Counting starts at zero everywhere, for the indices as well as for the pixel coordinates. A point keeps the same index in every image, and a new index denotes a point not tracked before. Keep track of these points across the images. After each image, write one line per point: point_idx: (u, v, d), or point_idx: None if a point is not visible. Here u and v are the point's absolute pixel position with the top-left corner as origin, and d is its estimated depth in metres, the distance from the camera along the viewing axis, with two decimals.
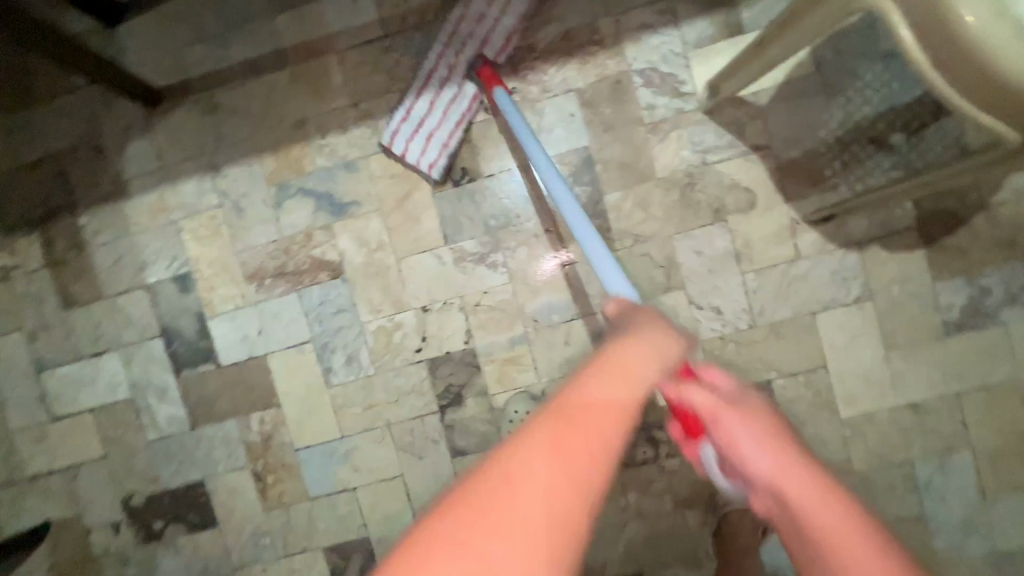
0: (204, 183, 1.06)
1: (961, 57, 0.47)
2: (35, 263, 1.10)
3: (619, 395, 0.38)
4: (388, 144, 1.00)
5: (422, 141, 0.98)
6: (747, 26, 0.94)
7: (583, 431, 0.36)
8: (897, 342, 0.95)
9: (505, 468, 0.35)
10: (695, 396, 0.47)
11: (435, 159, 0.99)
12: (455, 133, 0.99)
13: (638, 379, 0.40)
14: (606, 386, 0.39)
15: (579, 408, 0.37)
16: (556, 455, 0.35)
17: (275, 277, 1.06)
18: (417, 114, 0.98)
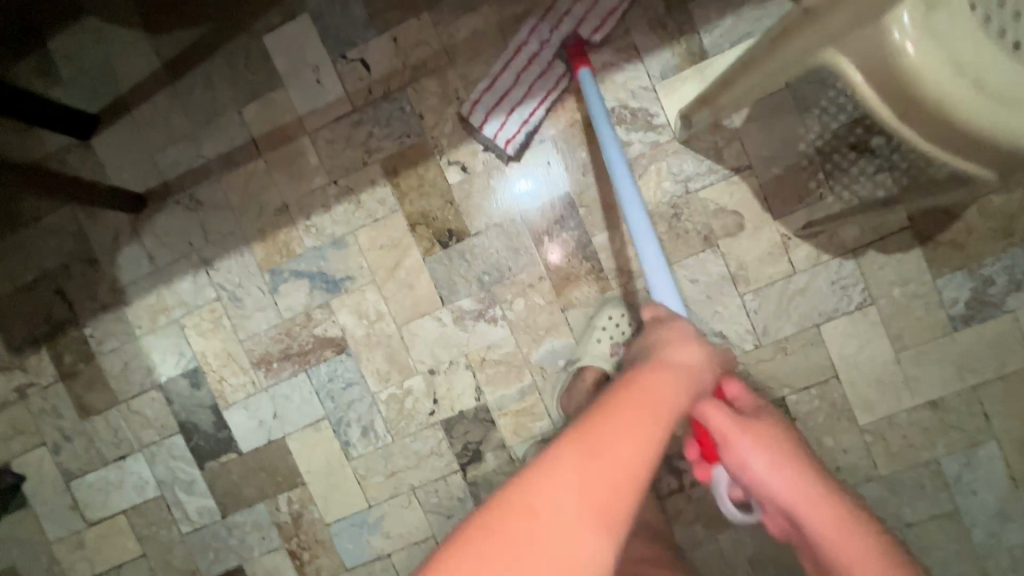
0: (199, 278, 1.08)
1: (928, 111, 0.46)
2: (49, 378, 1.13)
3: (663, 402, 0.48)
4: (467, 113, 0.97)
5: (506, 113, 0.96)
6: (710, 51, 0.93)
7: (633, 430, 0.44)
8: (906, 343, 0.94)
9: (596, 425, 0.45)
10: (720, 416, 0.56)
11: (513, 131, 0.96)
12: (538, 111, 0.96)
13: (678, 393, 0.49)
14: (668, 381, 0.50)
15: (647, 388, 0.48)
16: (614, 453, 0.43)
17: (281, 360, 1.07)
18: (501, 86, 0.95)
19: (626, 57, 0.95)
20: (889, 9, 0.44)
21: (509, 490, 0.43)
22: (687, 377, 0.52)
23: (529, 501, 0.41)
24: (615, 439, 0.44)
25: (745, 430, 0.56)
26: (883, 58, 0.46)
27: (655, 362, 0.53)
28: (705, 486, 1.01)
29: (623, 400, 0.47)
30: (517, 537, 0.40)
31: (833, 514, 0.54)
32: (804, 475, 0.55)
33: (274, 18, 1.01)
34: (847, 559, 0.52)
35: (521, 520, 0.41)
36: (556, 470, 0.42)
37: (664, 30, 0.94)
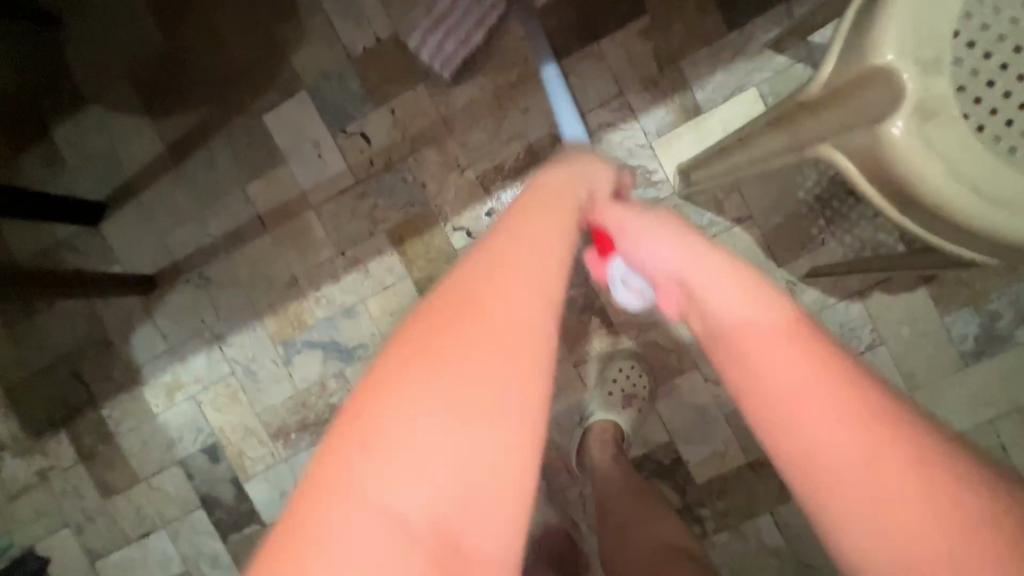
0: (212, 354, 1.09)
1: (923, 212, 0.47)
2: (68, 461, 1.14)
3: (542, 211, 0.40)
4: (405, 38, 0.98)
5: (444, 36, 0.96)
6: (704, 106, 0.95)
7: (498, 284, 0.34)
8: (918, 381, 0.95)
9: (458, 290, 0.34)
10: (608, 216, 0.49)
11: (450, 54, 0.96)
12: (474, 35, 0.96)
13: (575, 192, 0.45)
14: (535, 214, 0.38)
15: (511, 222, 0.38)
16: (525, 235, 0.36)
17: (299, 430, 1.08)
18: (439, 12, 0.96)
19: (623, 116, 0.97)
20: (885, 120, 0.45)
21: (420, 312, 0.34)
22: (571, 177, 0.46)
23: (447, 309, 0.33)
24: (516, 235, 0.36)
25: (641, 219, 0.46)
26: (873, 162, 0.48)
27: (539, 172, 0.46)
28: (728, 532, 1.02)
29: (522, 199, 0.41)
30: (432, 343, 0.32)
31: (729, 273, 0.39)
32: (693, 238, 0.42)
33: (272, 96, 1.02)
34: (735, 306, 0.38)
35: (439, 328, 0.32)
36: (468, 278, 0.34)
37: (657, 89, 0.96)
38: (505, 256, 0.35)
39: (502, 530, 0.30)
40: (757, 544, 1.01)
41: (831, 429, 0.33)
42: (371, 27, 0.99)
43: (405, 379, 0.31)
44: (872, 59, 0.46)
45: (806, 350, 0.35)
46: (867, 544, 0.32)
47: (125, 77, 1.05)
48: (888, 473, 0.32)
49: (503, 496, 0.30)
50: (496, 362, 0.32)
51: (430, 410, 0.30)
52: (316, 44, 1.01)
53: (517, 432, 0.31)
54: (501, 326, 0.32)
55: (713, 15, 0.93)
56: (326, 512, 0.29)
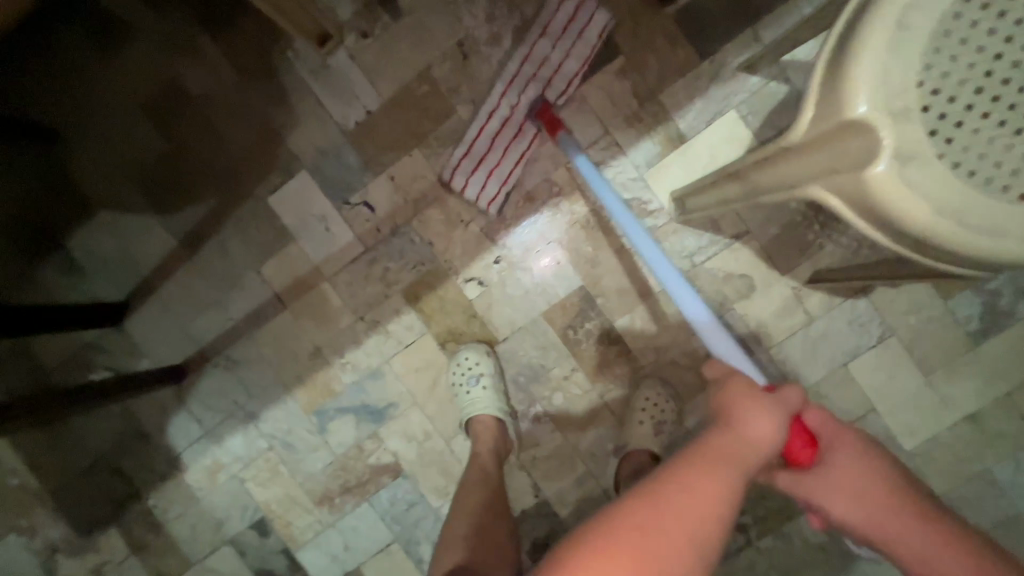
0: (249, 432, 1.12)
1: (916, 241, 0.51)
2: (121, 554, 1.16)
3: (721, 466, 0.57)
4: (447, 180, 1.02)
5: (485, 175, 1.00)
6: (687, 134, 0.99)
7: (686, 524, 0.53)
8: (932, 365, 0.98)
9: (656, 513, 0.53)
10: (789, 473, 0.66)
11: (493, 193, 1.01)
12: (514, 170, 1.01)
13: (764, 439, 0.60)
14: (720, 473, 0.56)
15: (700, 474, 0.56)
16: (700, 490, 0.55)
17: (342, 494, 1.11)
18: (476, 150, 1.00)
19: (613, 153, 1.01)
20: (866, 168, 0.49)
21: (629, 514, 0.54)
22: (779, 427, 0.60)
23: (634, 526, 0.52)
24: (700, 491, 0.55)
25: (838, 479, 0.65)
26: (860, 202, 0.52)
27: (741, 417, 0.61)
28: (772, 536, 1.04)
29: (703, 450, 0.59)
30: (633, 543, 0.51)
31: (908, 523, 0.63)
32: (883, 494, 0.64)
33: (275, 179, 1.07)
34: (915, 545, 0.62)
35: (631, 542, 0.51)
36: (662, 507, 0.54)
37: (641, 123, 1.00)
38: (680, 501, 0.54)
39: None
40: (801, 544, 1.03)
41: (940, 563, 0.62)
42: (360, 102, 1.04)
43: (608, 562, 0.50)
44: (847, 113, 0.50)
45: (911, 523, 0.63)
46: None
47: (132, 181, 1.09)
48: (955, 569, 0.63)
49: None
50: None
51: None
52: (311, 125, 1.06)
53: None
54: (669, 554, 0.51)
55: (684, 47, 0.98)
56: None
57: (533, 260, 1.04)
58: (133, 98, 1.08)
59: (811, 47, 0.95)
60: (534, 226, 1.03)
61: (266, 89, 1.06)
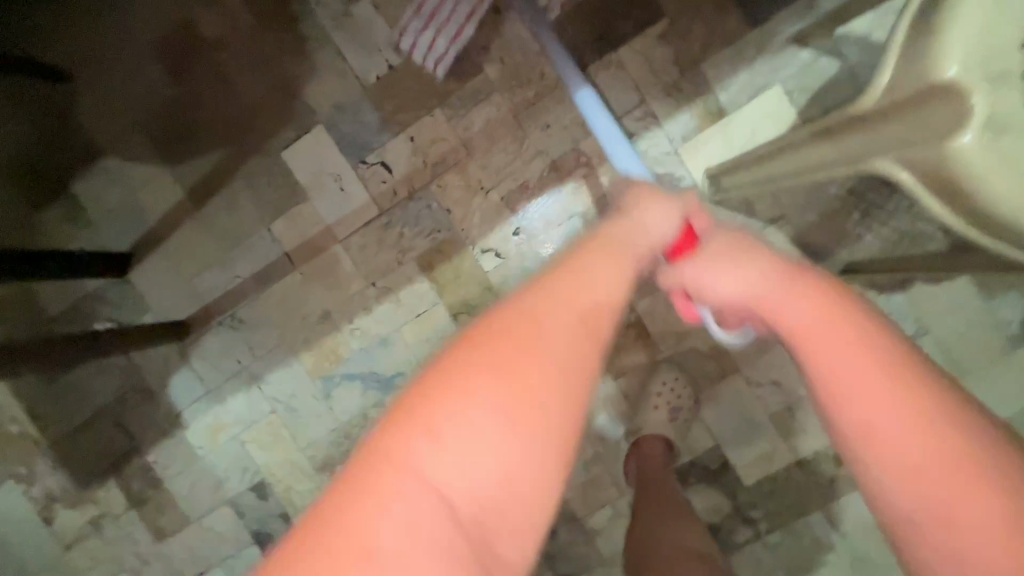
0: (252, 393, 1.09)
1: (1006, 231, 0.45)
2: (119, 507, 1.15)
3: (623, 255, 0.44)
4: (396, 42, 0.98)
5: (435, 32, 0.95)
6: (728, 108, 0.93)
7: (575, 317, 0.39)
8: (967, 368, 0.94)
9: (531, 308, 0.38)
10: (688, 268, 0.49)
11: (442, 53, 0.96)
12: (465, 28, 0.95)
13: (658, 231, 0.49)
14: (614, 255, 0.43)
15: (587, 260, 0.42)
16: (593, 276, 0.41)
17: (345, 462, 1.09)
18: (428, 8, 0.95)
19: (647, 125, 0.95)
20: (949, 139, 0.43)
21: (493, 315, 0.39)
22: (671, 211, 0.50)
23: (522, 304, 0.39)
24: (593, 276, 0.41)
25: (722, 261, 0.47)
26: (941, 180, 0.46)
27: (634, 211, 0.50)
28: (782, 532, 1.01)
29: (592, 240, 0.45)
30: (503, 345, 0.37)
31: (813, 310, 0.40)
32: (781, 276, 0.42)
33: (289, 133, 1.02)
34: (823, 355, 0.38)
35: (487, 356, 0.37)
36: (543, 296, 0.39)
37: (679, 94, 0.94)
38: (558, 298, 0.39)
39: (507, 518, 0.35)
40: (812, 542, 1.01)
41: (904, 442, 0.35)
42: (382, 56, 0.99)
43: (470, 371, 0.36)
44: (935, 76, 0.45)
45: (885, 376, 0.36)
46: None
47: (139, 127, 1.05)
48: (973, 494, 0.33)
49: (520, 500, 0.35)
50: (567, 362, 0.37)
51: (495, 387, 0.36)
52: (329, 76, 1.00)
53: (544, 461, 0.36)
54: (566, 323, 0.38)
55: (733, 16, 0.92)
56: (389, 476, 0.35)
57: (556, 233, 0.99)
58: (142, 38, 1.03)
59: (869, 20, 0.88)
60: (558, 198, 0.98)
61: (284, 36, 1.00)
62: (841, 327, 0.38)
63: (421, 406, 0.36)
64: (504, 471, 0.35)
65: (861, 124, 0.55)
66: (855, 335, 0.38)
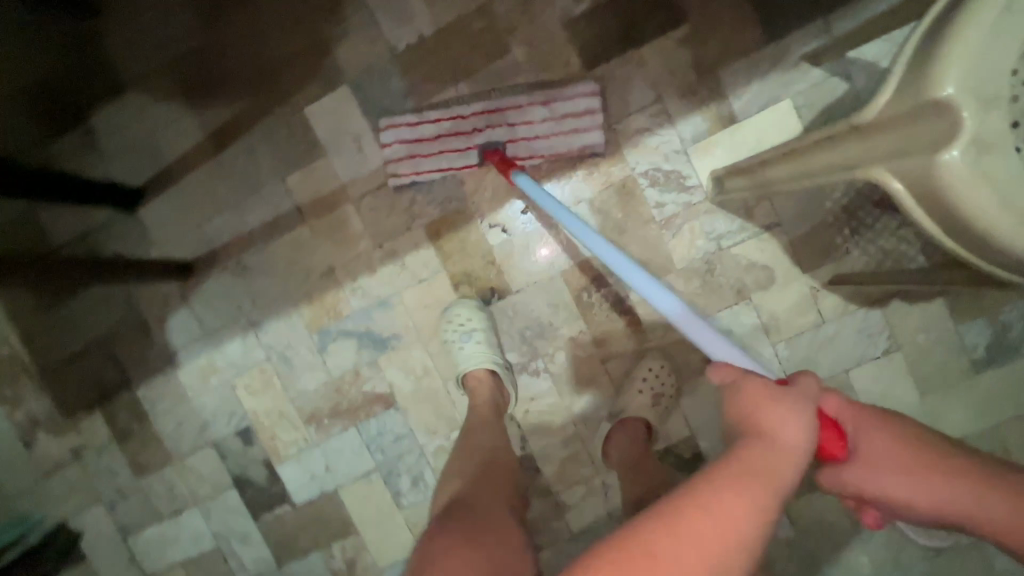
0: (248, 340, 1.11)
1: (978, 240, 0.50)
2: (102, 439, 1.16)
3: (754, 488, 0.46)
4: (380, 128, 1.03)
5: (412, 154, 1.02)
6: (739, 115, 0.98)
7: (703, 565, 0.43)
8: (931, 386, 1.00)
9: (665, 544, 0.44)
10: (851, 475, 0.55)
11: (402, 173, 1.03)
12: (433, 172, 1.03)
13: (794, 445, 0.49)
14: (745, 496, 0.45)
15: (718, 502, 0.45)
16: (724, 520, 0.44)
17: (332, 416, 1.11)
18: (421, 130, 1.02)
19: (661, 123, 1.00)
20: (938, 151, 0.48)
21: (629, 542, 0.45)
22: (809, 428, 0.49)
23: (656, 540, 0.44)
24: (722, 516, 0.45)
25: (884, 460, 0.54)
26: (924, 189, 0.51)
27: (763, 420, 0.50)
28: None
29: (732, 468, 0.47)
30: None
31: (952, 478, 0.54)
32: (923, 455, 0.54)
33: (314, 90, 1.04)
34: (995, 517, 0.52)
35: None
36: (672, 536, 0.44)
37: (694, 96, 0.98)
38: (694, 552, 0.43)
39: None
40: (770, 535, 1.06)
41: None
42: (414, 25, 1.02)
43: None
44: (931, 93, 0.49)
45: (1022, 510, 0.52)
46: None
47: (164, 67, 1.06)
48: None
49: None
50: None
51: None
52: (360, 39, 1.03)
53: None
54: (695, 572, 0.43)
55: (752, 27, 0.96)
56: None
57: None
58: None
59: (876, 48, 0.94)
60: (569, 183, 1.02)
61: None
62: (995, 494, 0.52)
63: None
64: None
65: (859, 134, 0.60)
66: (977, 486, 0.53)
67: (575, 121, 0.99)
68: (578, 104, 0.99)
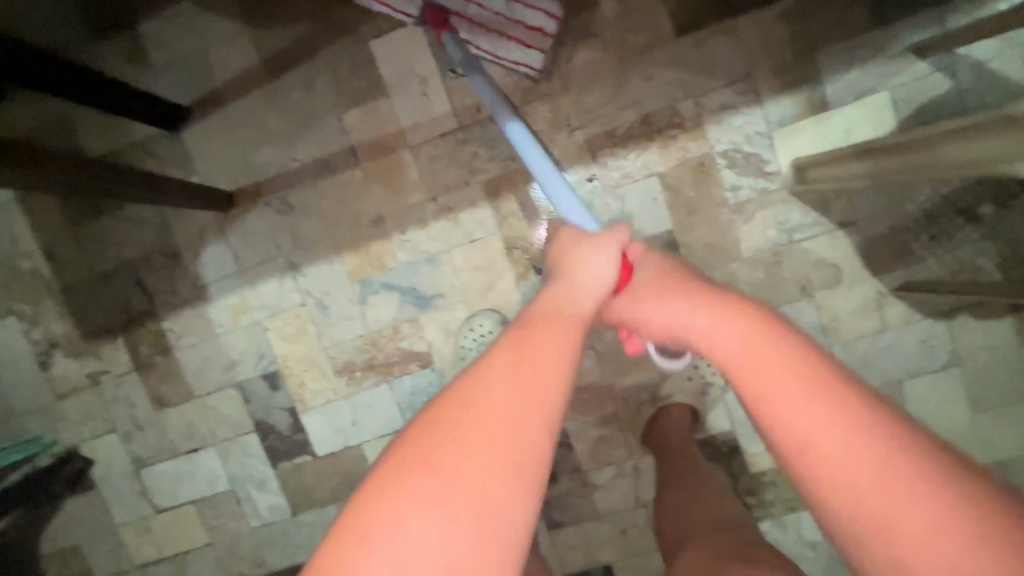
0: (285, 282, 1.06)
1: None
2: (123, 367, 1.12)
3: (560, 314, 0.49)
4: None
5: None
6: (832, 102, 0.93)
7: (510, 386, 0.42)
8: (984, 405, 0.98)
9: (472, 381, 0.43)
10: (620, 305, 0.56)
11: None
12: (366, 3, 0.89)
13: (595, 275, 0.54)
14: (548, 321, 0.47)
15: (524, 331, 0.46)
16: (530, 345, 0.45)
17: (364, 369, 1.07)
18: None
19: (749, 102, 0.94)
20: None
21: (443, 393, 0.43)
22: (606, 262, 0.55)
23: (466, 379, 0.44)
24: (526, 340, 0.45)
25: (653, 293, 0.53)
26: None
27: (569, 263, 0.56)
28: (770, 521, 1.06)
29: (540, 303, 0.51)
30: (448, 418, 0.41)
31: (722, 323, 0.46)
32: (699, 297, 0.50)
33: (384, 23, 0.98)
34: (748, 366, 0.43)
35: (441, 425, 0.41)
36: (479, 373, 0.43)
37: (788, 77, 0.93)
38: (497, 380, 0.43)
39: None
40: (796, 536, 1.06)
41: (804, 416, 0.40)
42: None
43: (427, 437, 0.41)
44: None
45: (781, 362, 0.42)
46: (875, 545, 0.37)
47: None
48: (885, 470, 0.37)
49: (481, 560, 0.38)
50: (506, 435, 0.41)
51: (443, 451, 0.40)
52: None
53: (506, 526, 0.39)
54: (497, 396, 0.42)
55: (862, 9, 0.90)
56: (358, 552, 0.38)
57: (630, 190, 0.98)
58: None
59: (990, 47, 0.88)
60: (642, 155, 0.97)
61: None
62: (758, 336, 0.44)
63: (395, 475, 0.40)
64: (462, 550, 0.37)
65: (967, 134, 0.57)
66: (746, 329, 0.45)
67: (524, 33, 0.91)
68: (538, 21, 0.91)
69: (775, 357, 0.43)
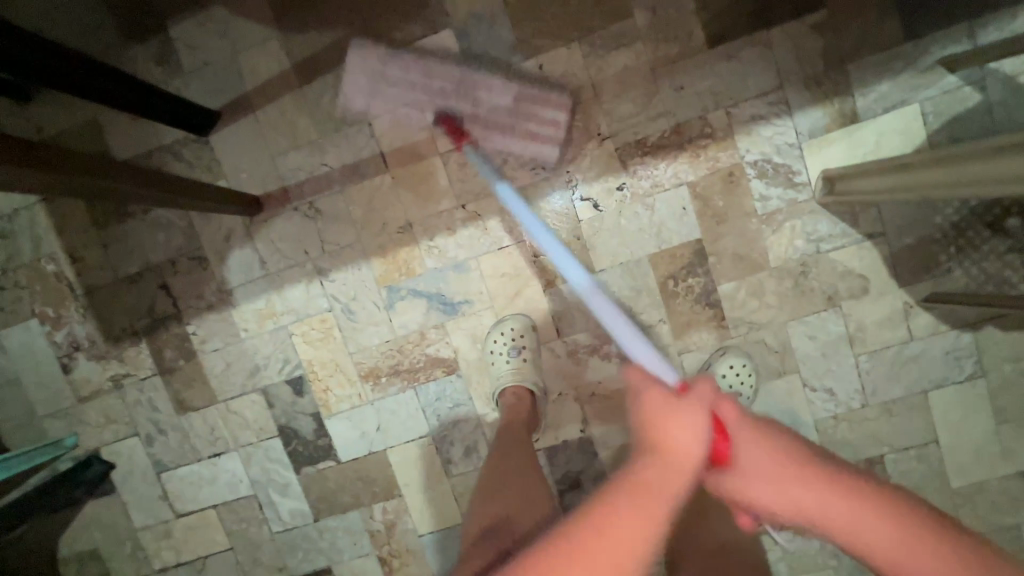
0: (312, 287, 1.06)
1: None
2: (146, 371, 1.12)
3: (650, 501, 0.49)
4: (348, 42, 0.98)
5: (370, 96, 0.98)
6: (862, 114, 0.93)
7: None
8: (1009, 416, 0.99)
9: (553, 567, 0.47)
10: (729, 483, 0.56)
11: (351, 102, 0.99)
12: (382, 115, 1.00)
13: (688, 447, 0.51)
14: (636, 513, 0.48)
15: (614, 523, 0.48)
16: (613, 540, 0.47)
17: (390, 375, 1.07)
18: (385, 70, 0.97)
19: (779, 113, 0.95)
20: None
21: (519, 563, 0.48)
22: (702, 434, 0.52)
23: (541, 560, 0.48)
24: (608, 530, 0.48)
25: (763, 473, 0.55)
26: None
27: (661, 423, 0.52)
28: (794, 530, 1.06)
29: (630, 481, 0.51)
30: None
31: (846, 509, 0.52)
32: (810, 477, 0.54)
33: (416, 31, 0.98)
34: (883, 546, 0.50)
35: None
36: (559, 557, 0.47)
37: (818, 88, 0.94)
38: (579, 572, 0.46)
39: None
40: (819, 545, 1.06)
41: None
42: None
43: None
44: None
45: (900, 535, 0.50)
46: None
47: None
48: None
49: None
50: None
51: None
52: None
53: None
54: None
55: (893, 22, 0.91)
56: None
57: (660, 199, 0.98)
58: None
59: (1019, 61, 0.89)
60: (672, 164, 0.97)
61: None
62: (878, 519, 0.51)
63: None
64: None
65: (1004, 152, 0.58)
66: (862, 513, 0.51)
67: (536, 129, 0.96)
68: (546, 113, 0.97)
69: (897, 533, 0.50)
